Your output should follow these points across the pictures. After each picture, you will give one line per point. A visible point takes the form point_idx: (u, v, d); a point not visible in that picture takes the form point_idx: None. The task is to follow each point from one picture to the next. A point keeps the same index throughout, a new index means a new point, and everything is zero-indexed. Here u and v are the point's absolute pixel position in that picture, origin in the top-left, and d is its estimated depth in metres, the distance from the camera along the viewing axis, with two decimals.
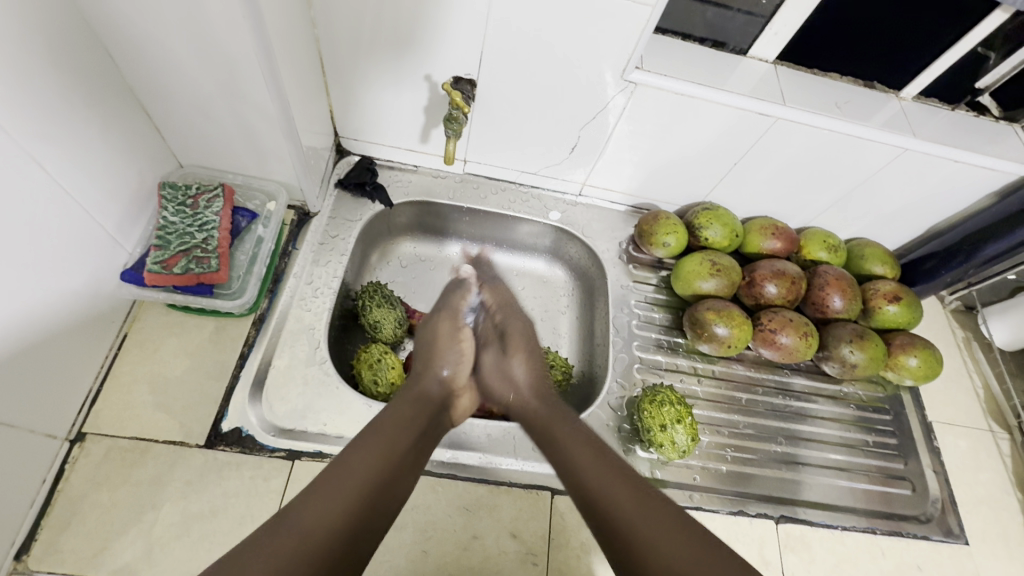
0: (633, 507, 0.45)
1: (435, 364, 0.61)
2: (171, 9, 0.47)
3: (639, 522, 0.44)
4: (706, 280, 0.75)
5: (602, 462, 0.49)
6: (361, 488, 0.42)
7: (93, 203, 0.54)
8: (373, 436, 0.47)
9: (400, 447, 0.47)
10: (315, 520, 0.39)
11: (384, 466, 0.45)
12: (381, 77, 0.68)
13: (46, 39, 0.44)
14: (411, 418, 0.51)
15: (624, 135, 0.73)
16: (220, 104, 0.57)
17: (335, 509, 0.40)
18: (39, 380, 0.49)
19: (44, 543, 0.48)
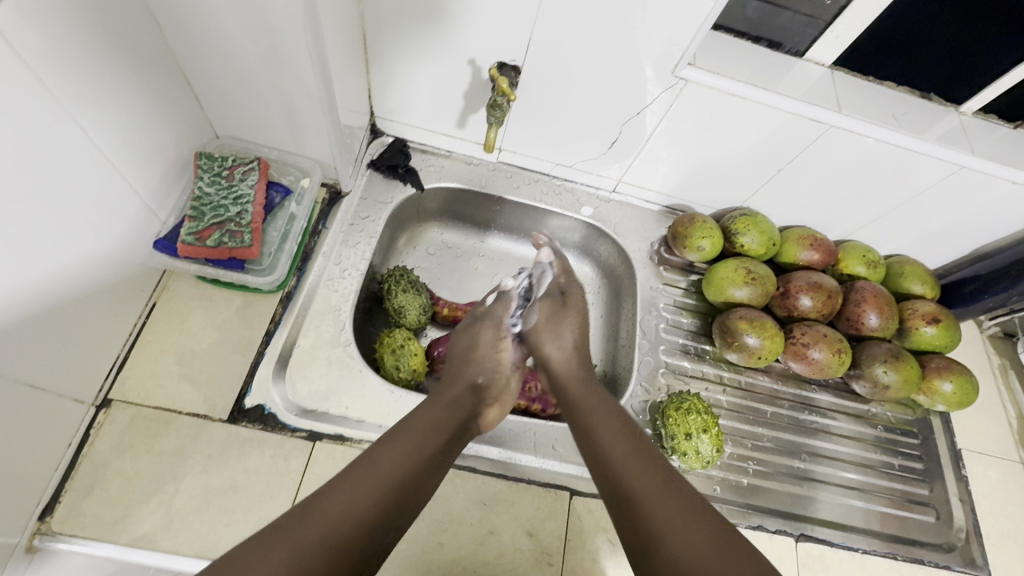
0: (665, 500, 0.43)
1: (471, 370, 0.59)
2: None
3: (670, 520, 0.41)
4: (738, 287, 0.73)
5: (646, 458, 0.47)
6: (385, 485, 0.42)
7: (131, 168, 0.53)
8: (406, 432, 0.47)
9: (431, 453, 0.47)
10: (338, 512, 0.39)
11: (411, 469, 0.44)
12: (423, 59, 0.66)
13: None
14: (445, 420, 0.51)
15: (665, 132, 0.71)
16: (262, 76, 0.56)
17: (357, 503, 0.40)
18: (67, 344, 0.48)
19: (67, 506, 0.48)
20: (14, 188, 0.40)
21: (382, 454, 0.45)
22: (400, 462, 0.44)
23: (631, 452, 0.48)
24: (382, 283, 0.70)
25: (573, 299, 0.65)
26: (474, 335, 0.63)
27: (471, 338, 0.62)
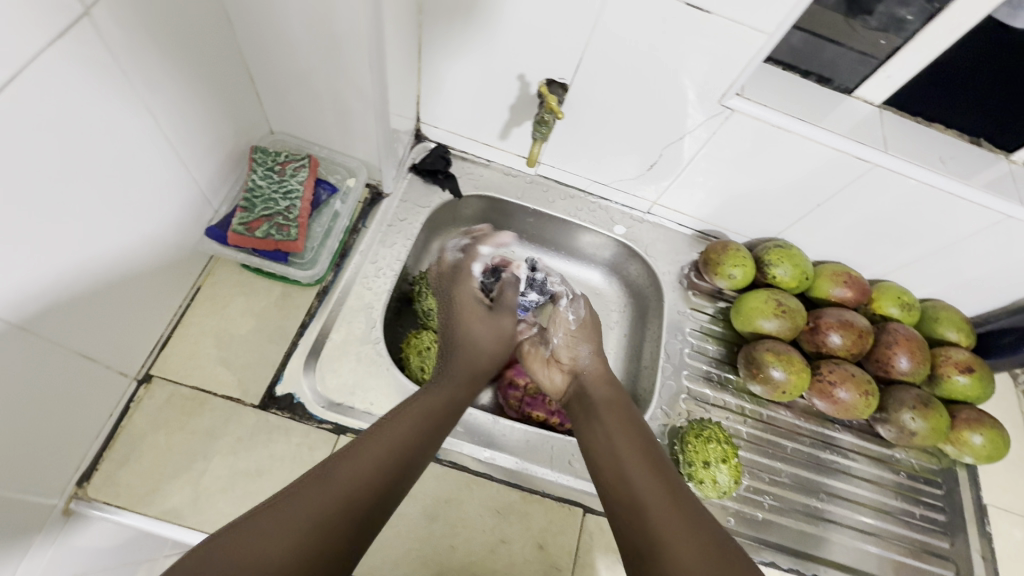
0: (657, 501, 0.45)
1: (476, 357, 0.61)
2: None
3: (660, 523, 0.43)
4: (767, 318, 0.73)
5: (636, 465, 0.49)
6: (382, 466, 0.44)
7: (191, 157, 0.56)
8: (406, 418, 0.49)
9: (429, 435, 0.49)
10: (343, 489, 0.41)
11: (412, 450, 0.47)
12: (475, 71, 0.68)
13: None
14: (444, 410, 0.53)
15: (706, 159, 0.71)
16: (321, 78, 0.58)
17: (357, 479, 0.42)
18: (118, 319, 0.51)
19: (103, 474, 0.50)
20: (89, 169, 0.43)
21: (386, 434, 0.47)
22: (400, 445, 0.46)
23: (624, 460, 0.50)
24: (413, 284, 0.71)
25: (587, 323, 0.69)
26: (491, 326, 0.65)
27: (487, 331, 0.65)
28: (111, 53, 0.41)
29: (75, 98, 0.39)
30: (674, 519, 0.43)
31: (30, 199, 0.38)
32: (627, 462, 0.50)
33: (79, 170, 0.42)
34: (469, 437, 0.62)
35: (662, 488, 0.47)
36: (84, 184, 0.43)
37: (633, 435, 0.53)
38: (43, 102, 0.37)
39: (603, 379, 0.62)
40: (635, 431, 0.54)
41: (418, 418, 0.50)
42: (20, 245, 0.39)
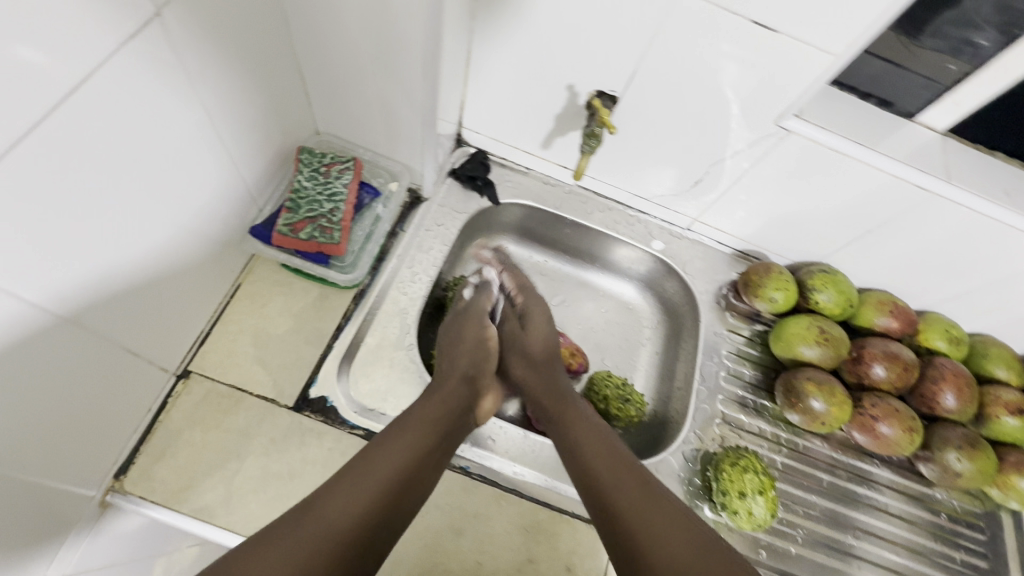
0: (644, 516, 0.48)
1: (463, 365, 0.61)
2: None
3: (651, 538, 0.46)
4: (808, 346, 0.70)
5: (619, 478, 0.51)
6: (373, 491, 0.46)
7: (240, 156, 0.56)
8: (392, 440, 0.50)
9: (425, 451, 0.51)
10: (336, 517, 0.43)
11: (410, 468, 0.49)
12: (523, 79, 0.67)
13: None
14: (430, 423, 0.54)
15: (744, 174, 0.69)
16: (371, 81, 0.58)
17: (350, 505, 0.44)
18: (161, 315, 0.51)
19: (139, 468, 0.51)
20: (144, 166, 0.43)
21: (379, 457, 0.49)
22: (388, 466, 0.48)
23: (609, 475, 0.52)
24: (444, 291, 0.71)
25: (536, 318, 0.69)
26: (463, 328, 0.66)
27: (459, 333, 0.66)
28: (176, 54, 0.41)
29: (139, 97, 0.40)
30: (662, 534, 0.46)
31: (87, 196, 0.38)
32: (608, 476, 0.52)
33: (135, 167, 0.42)
34: (501, 453, 0.62)
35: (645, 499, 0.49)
36: (139, 181, 0.43)
37: (609, 446, 0.55)
38: (109, 102, 0.37)
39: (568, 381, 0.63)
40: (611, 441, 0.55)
41: (404, 439, 0.51)
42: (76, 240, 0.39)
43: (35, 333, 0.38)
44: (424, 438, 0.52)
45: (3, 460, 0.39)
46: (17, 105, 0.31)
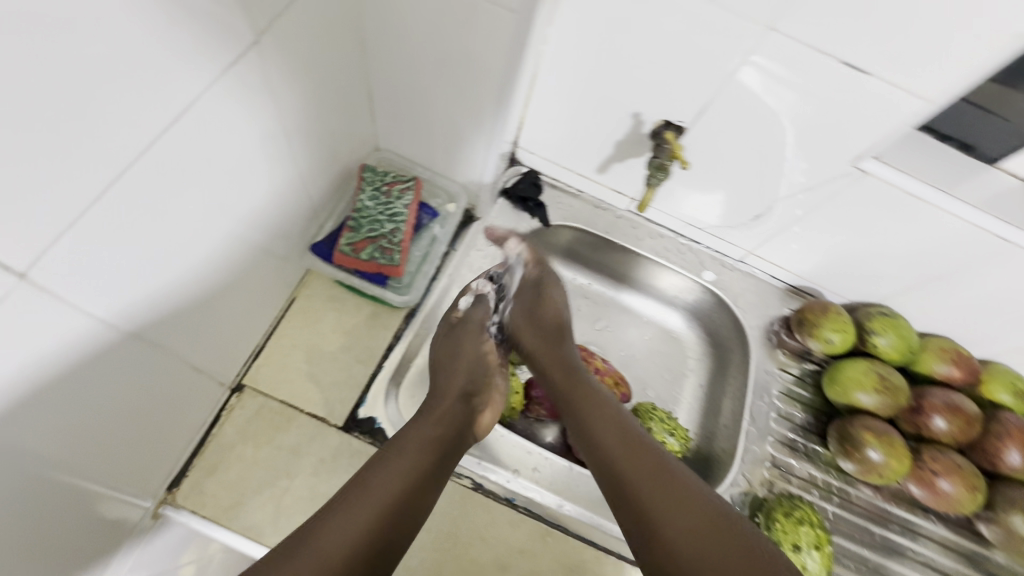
0: (666, 508, 0.46)
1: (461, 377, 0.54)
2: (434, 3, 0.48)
3: (676, 530, 0.45)
4: (865, 393, 0.68)
5: (636, 463, 0.50)
6: (375, 514, 0.43)
7: (301, 171, 0.56)
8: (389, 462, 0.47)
9: (427, 470, 0.48)
10: (336, 543, 0.41)
11: (407, 491, 0.46)
12: (586, 104, 0.65)
13: (316, 21, 0.47)
14: (431, 441, 0.50)
15: (797, 204, 0.66)
16: (440, 101, 0.58)
17: (349, 534, 0.41)
18: (219, 328, 0.51)
19: (191, 481, 0.51)
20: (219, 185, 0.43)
21: (372, 481, 0.45)
22: (386, 484, 0.45)
23: (630, 463, 0.50)
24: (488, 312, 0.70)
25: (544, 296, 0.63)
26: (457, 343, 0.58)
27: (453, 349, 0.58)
28: (254, 72, 0.42)
29: (223, 118, 0.40)
30: (686, 525, 0.45)
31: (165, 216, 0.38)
32: (624, 467, 0.50)
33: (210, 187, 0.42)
34: (545, 484, 0.59)
35: (664, 485, 0.47)
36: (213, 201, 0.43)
37: (626, 427, 0.53)
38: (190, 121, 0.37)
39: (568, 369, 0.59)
40: (623, 422, 0.53)
41: (407, 457, 0.48)
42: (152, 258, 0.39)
43: (107, 348, 0.38)
44: (426, 455, 0.49)
45: (69, 471, 0.39)
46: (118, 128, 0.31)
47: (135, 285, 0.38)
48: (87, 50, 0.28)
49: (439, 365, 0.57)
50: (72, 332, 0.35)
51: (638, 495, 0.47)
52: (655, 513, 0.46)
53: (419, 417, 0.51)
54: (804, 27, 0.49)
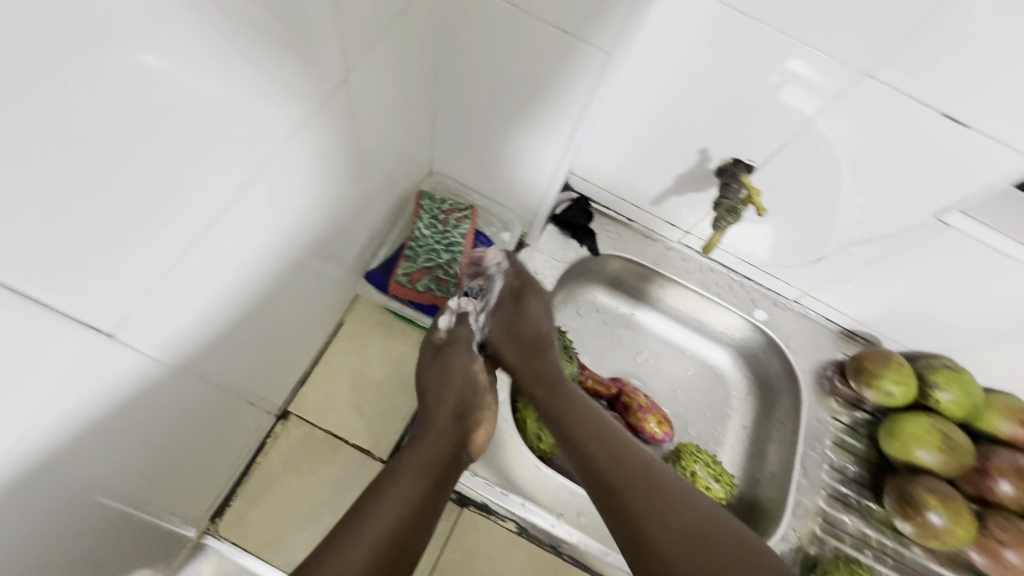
0: (654, 515, 0.46)
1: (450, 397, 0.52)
2: (518, 35, 0.45)
3: (665, 535, 0.45)
4: (928, 451, 0.64)
5: (619, 471, 0.48)
6: (374, 545, 0.42)
7: (365, 197, 0.55)
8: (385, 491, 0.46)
9: (426, 497, 0.47)
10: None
11: (409, 519, 0.45)
12: (651, 137, 0.63)
13: (396, 55, 0.45)
14: (428, 463, 0.49)
15: (853, 241, 0.63)
16: (509, 135, 0.56)
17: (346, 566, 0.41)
18: (274, 356, 0.50)
19: (235, 511, 0.51)
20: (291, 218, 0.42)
21: (371, 509, 0.44)
22: (387, 514, 0.44)
23: (614, 472, 0.48)
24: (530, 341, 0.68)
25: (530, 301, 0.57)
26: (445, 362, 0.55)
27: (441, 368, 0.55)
28: (330, 105, 0.40)
29: (303, 152, 0.39)
30: (675, 527, 0.45)
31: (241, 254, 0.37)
32: (610, 476, 0.48)
33: (284, 220, 0.41)
34: (591, 531, 0.57)
35: (649, 489, 0.47)
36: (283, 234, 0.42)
37: (607, 432, 0.51)
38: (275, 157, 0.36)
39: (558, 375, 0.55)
40: (604, 427, 0.51)
41: (403, 486, 0.46)
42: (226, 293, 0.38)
43: (173, 389, 0.37)
44: (423, 478, 0.48)
45: (133, 505, 0.38)
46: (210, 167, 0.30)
47: (210, 324, 0.38)
48: (181, 100, 0.28)
49: (429, 388, 0.55)
50: (155, 376, 0.34)
51: (626, 503, 0.47)
52: (644, 521, 0.46)
53: (414, 444, 0.50)
54: (907, 75, 0.46)
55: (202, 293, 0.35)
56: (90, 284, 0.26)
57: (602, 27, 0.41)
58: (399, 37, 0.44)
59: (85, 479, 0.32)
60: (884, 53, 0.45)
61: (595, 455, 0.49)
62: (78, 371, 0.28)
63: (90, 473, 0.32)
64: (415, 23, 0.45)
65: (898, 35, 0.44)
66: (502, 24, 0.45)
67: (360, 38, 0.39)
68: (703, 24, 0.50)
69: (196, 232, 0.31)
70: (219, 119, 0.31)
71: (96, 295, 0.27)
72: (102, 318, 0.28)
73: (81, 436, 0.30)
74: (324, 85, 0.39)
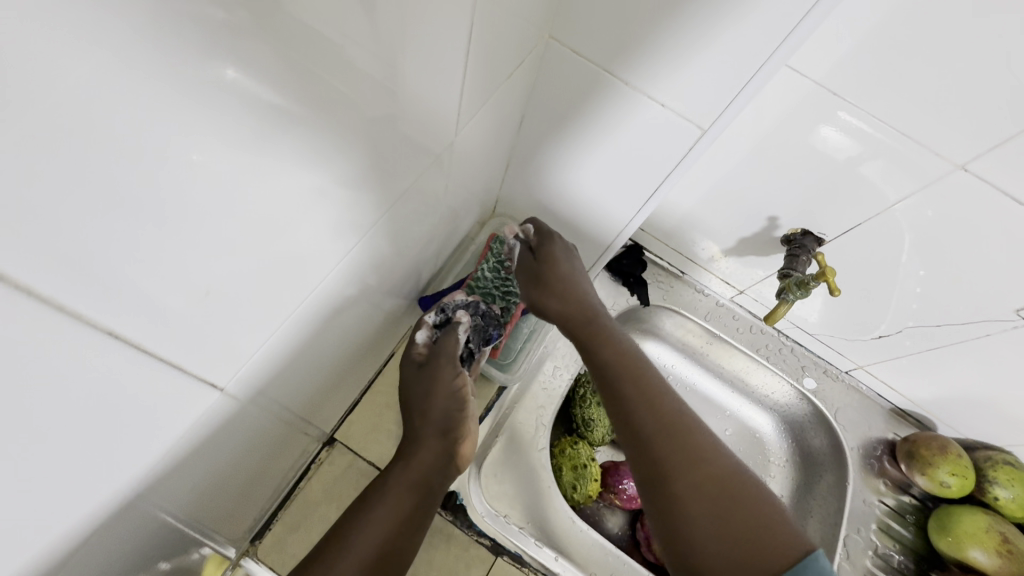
0: (687, 485, 0.45)
1: (432, 416, 0.51)
2: (616, 107, 0.46)
3: (693, 507, 0.44)
4: (983, 552, 0.61)
5: (664, 436, 0.48)
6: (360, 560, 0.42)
7: (438, 234, 0.56)
8: (369, 506, 0.46)
9: (412, 516, 0.47)
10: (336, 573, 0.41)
11: (397, 534, 0.45)
12: (722, 197, 0.63)
13: (495, 112, 0.46)
14: (417, 480, 0.48)
15: (909, 314, 0.62)
16: (584, 189, 0.57)
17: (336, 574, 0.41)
18: (334, 384, 0.51)
19: (274, 536, 0.52)
20: (379, 257, 0.43)
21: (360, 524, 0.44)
22: (376, 529, 0.44)
23: (659, 433, 0.48)
24: (573, 389, 0.68)
25: (557, 280, 0.56)
26: (430, 378, 0.53)
27: (426, 386, 0.53)
28: (434, 161, 0.42)
29: (401, 199, 0.40)
30: (704, 502, 0.44)
31: (335, 295, 0.38)
32: (653, 436, 0.48)
33: (372, 262, 0.42)
34: None
35: (687, 458, 0.46)
36: (369, 275, 0.43)
37: (659, 398, 0.50)
38: (380, 206, 0.37)
39: (595, 350, 0.55)
40: (656, 392, 0.51)
41: (389, 498, 0.46)
42: (318, 330, 0.39)
43: (257, 418, 0.38)
44: (413, 492, 0.48)
45: (197, 525, 0.39)
46: (331, 222, 0.31)
47: (298, 362, 0.39)
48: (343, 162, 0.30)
49: (413, 403, 0.53)
50: (246, 410, 0.35)
51: (661, 468, 0.47)
52: (675, 487, 0.45)
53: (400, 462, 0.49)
54: (1002, 170, 0.47)
55: (302, 332, 0.36)
56: (225, 337, 0.27)
57: (710, 109, 0.42)
58: (499, 98, 0.45)
59: (172, 506, 0.33)
60: (984, 146, 0.46)
61: (641, 418, 0.49)
62: (192, 423, 0.28)
63: (178, 499, 0.33)
64: (514, 88, 0.46)
65: (1004, 128, 0.44)
66: (604, 96, 0.46)
67: (471, 102, 0.41)
68: (795, 99, 0.50)
69: (302, 289, 0.32)
70: (356, 184, 0.32)
71: (220, 350, 0.27)
72: (215, 373, 0.28)
73: (177, 474, 0.30)
74: (437, 143, 0.40)
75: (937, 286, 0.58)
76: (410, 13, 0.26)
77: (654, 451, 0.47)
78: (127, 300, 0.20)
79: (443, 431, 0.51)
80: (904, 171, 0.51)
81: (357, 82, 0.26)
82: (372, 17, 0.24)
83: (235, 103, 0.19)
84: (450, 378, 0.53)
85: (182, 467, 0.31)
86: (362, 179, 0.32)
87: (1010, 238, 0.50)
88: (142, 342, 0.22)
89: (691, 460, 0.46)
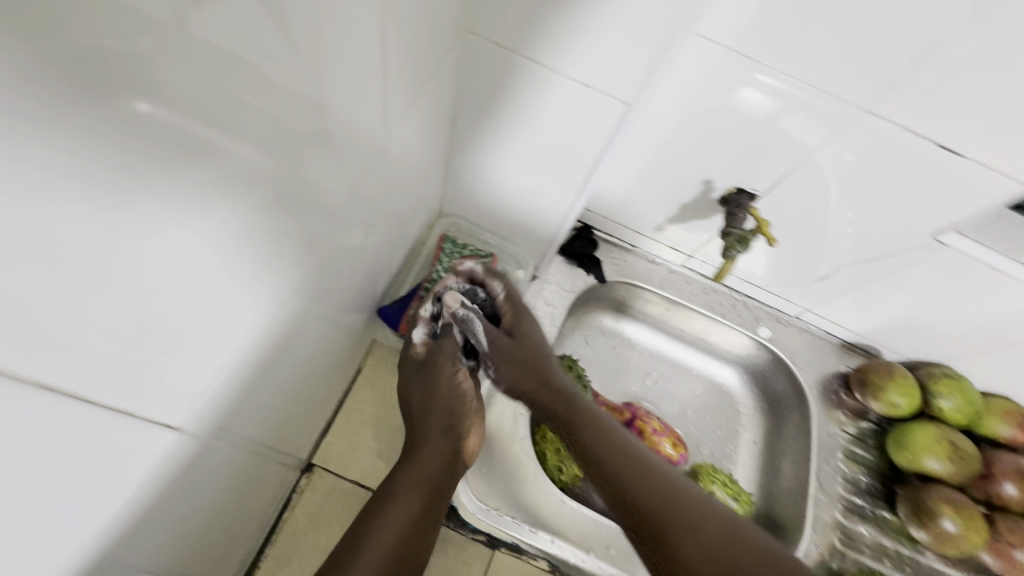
0: (637, 485, 0.49)
1: (437, 419, 0.54)
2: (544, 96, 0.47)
3: (648, 505, 0.48)
4: (937, 460, 0.67)
5: (607, 443, 0.52)
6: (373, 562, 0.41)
7: (388, 242, 0.55)
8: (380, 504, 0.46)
9: (422, 511, 0.47)
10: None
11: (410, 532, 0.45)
12: (659, 170, 0.66)
13: (427, 111, 0.46)
14: (428, 477, 0.49)
15: (843, 253, 0.67)
16: (527, 178, 0.58)
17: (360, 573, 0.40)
18: (305, 408, 0.50)
19: (267, 571, 0.51)
20: (329, 275, 0.42)
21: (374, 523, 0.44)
22: (392, 527, 0.44)
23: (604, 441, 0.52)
24: None
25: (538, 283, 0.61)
26: (429, 378, 0.56)
27: (426, 385, 0.56)
28: (371, 170, 0.41)
29: (343, 212, 0.40)
30: (657, 497, 0.48)
31: (292, 317, 0.38)
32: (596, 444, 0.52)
33: (322, 281, 0.42)
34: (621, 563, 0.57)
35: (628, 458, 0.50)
36: (322, 294, 0.43)
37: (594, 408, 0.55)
38: (322, 222, 0.36)
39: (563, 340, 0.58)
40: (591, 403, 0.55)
41: (406, 495, 0.47)
42: (279, 356, 0.38)
43: (227, 455, 0.37)
44: (422, 489, 0.48)
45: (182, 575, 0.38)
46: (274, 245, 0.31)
47: (262, 391, 0.38)
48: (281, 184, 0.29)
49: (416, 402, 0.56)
50: (215, 447, 0.34)
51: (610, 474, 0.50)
52: (627, 489, 0.49)
53: (405, 463, 0.50)
54: (905, 108, 0.50)
55: (263, 360, 0.36)
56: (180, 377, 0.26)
57: (632, 83, 0.44)
58: (429, 97, 0.45)
59: (151, 561, 0.31)
60: (886, 88, 0.50)
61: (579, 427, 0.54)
62: (158, 468, 0.27)
63: (157, 550, 0.32)
64: (442, 85, 0.46)
65: (896, 74, 0.49)
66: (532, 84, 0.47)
67: (401, 104, 0.41)
68: (711, 67, 0.53)
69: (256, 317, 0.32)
70: (293, 205, 0.31)
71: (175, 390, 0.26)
72: (175, 413, 0.27)
73: (151, 524, 0.29)
74: (371, 150, 0.40)
75: (864, 224, 0.62)
76: (322, 21, 0.26)
77: (602, 459, 0.51)
78: (68, 349, 0.19)
79: (449, 429, 0.54)
80: (820, 121, 0.54)
81: (279, 102, 0.25)
82: (282, 32, 0.23)
83: (148, 132, 0.19)
84: (451, 374, 0.56)
85: (156, 517, 0.30)
86: (300, 196, 0.31)
87: (921, 170, 0.54)
88: (88, 394, 0.21)
89: (638, 463, 0.50)
